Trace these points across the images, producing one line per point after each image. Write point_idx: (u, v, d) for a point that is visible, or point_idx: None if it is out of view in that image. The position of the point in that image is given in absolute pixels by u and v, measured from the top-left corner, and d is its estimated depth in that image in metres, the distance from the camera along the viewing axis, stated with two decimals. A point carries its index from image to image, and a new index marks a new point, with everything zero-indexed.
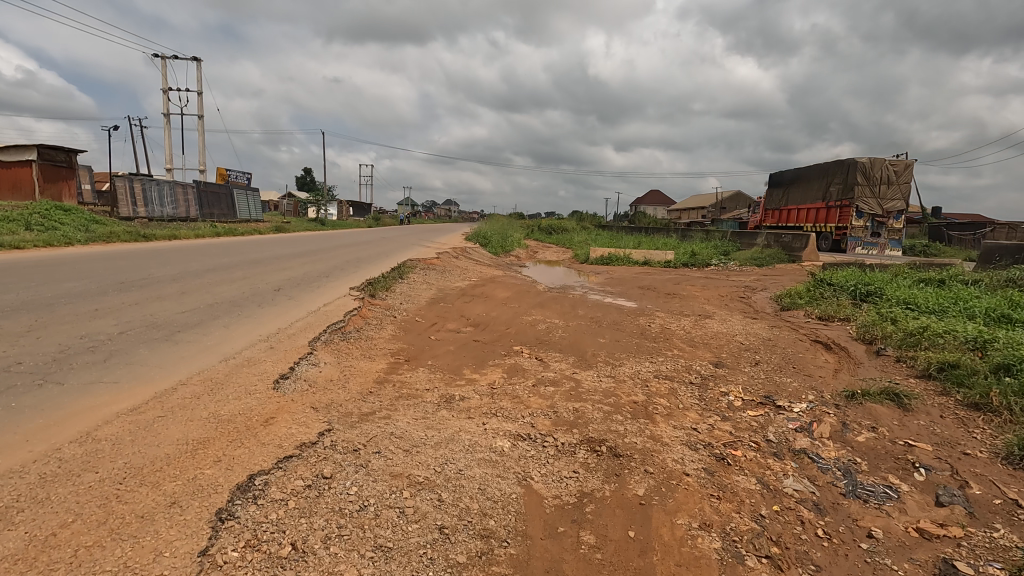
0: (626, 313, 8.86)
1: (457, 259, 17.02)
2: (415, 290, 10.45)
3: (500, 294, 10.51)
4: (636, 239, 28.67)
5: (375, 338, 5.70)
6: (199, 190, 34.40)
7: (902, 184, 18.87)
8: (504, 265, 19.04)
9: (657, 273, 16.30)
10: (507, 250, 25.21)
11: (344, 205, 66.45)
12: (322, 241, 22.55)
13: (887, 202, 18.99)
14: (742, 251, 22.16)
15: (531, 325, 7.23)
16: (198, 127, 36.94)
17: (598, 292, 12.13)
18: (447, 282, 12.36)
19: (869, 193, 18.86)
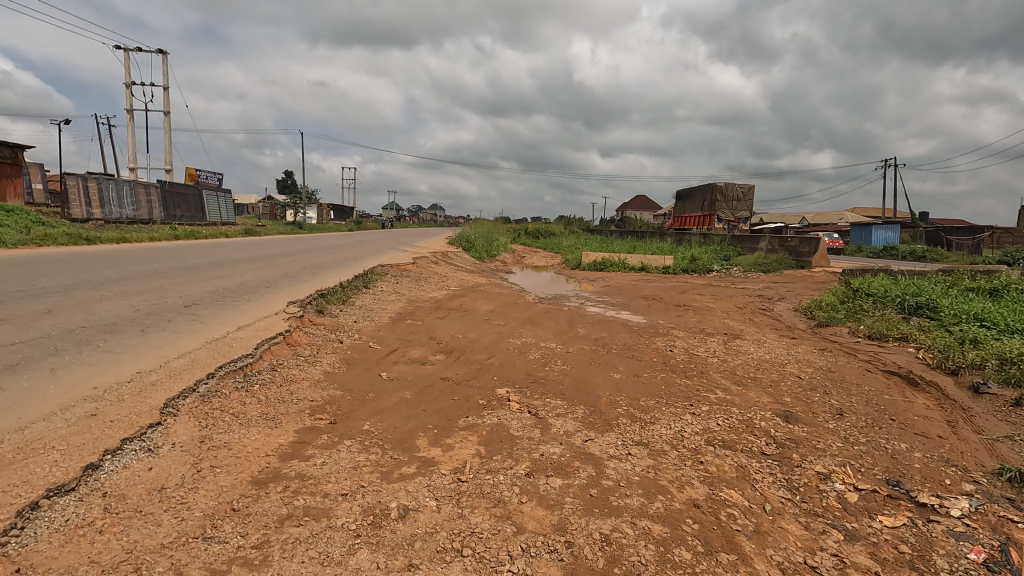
0: (637, 331, 7.26)
1: (436, 265, 15.29)
2: (379, 303, 8.67)
3: (482, 307, 8.80)
4: (630, 243, 27.19)
5: (295, 382, 3.93)
6: (164, 191, 32.26)
7: (749, 200, 27.15)
8: (489, 271, 17.38)
9: (658, 281, 14.75)
10: (493, 255, 23.53)
11: (325, 209, 64.40)
12: (291, 245, 20.76)
13: (733, 211, 27.58)
14: (744, 256, 20.73)
15: (520, 352, 5.56)
16: (165, 125, 34.88)
17: (598, 303, 10.49)
18: (421, 292, 10.62)
19: (725, 204, 26.60)
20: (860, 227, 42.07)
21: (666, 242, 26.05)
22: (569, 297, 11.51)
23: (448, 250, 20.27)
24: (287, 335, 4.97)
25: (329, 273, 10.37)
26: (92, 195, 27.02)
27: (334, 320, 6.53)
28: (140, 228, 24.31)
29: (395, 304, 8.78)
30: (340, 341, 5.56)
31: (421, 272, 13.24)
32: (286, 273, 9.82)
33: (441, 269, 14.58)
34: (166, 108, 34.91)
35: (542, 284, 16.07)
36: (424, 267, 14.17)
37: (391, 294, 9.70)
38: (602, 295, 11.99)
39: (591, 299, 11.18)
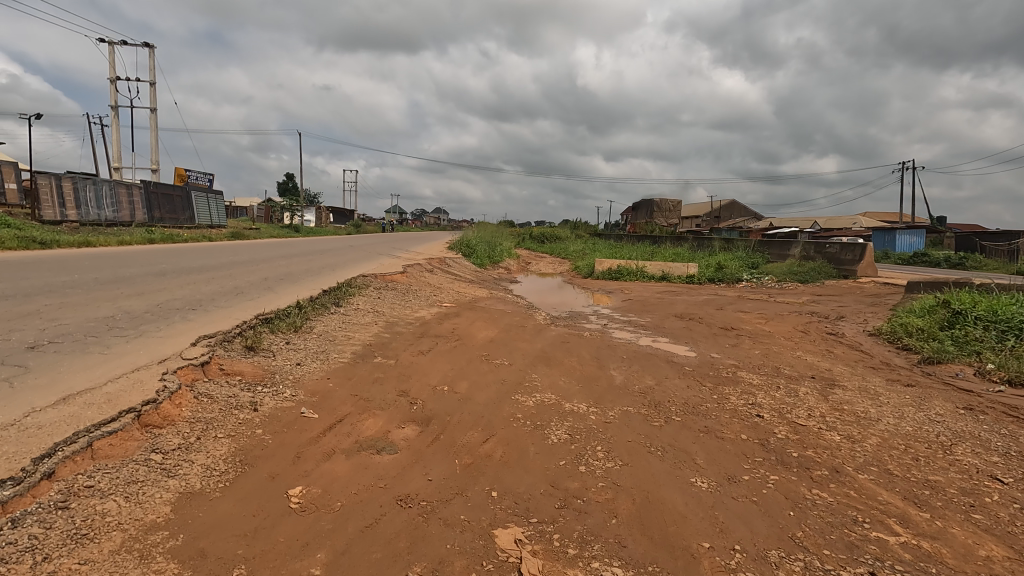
0: (695, 375, 5.24)
1: (430, 274, 13.32)
2: (345, 329, 6.67)
3: (480, 334, 6.81)
4: (643, 248, 25.28)
5: (87, 544, 1.93)
6: (147, 192, 30.45)
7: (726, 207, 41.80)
8: (492, 280, 15.46)
9: (686, 294, 12.78)
10: (495, 262, 21.55)
11: (323, 212, 62.80)
12: (272, 249, 18.88)
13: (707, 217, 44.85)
14: (773, 263, 18.80)
15: (535, 425, 3.57)
16: (151, 122, 33.18)
17: (624, 326, 8.49)
18: (407, 309, 8.68)
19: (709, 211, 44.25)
20: (882, 232, 39.96)
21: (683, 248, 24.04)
22: (587, 315, 9.53)
23: (446, 257, 18.29)
24: (149, 408, 2.97)
25: (292, 287, 8.41)
26: (66, 196, 25.17)
27: (264, 363, 4.54)
28: (114, 231, 22.46)
29: (368, 330, 6.80)
30: (254, 407, 3.56)
31: (410, 282, 11.27)
32: (233, 287, 7.83)
33: (434, 279, 12.60)
34: (153, 105, 33.14)
35: (552, 296, 14.12)
36: (415, 276, 12.19)
37: (366, 315, 7.72)
38: (621, 313, 10.01)
39: (614, 319, 9.20)
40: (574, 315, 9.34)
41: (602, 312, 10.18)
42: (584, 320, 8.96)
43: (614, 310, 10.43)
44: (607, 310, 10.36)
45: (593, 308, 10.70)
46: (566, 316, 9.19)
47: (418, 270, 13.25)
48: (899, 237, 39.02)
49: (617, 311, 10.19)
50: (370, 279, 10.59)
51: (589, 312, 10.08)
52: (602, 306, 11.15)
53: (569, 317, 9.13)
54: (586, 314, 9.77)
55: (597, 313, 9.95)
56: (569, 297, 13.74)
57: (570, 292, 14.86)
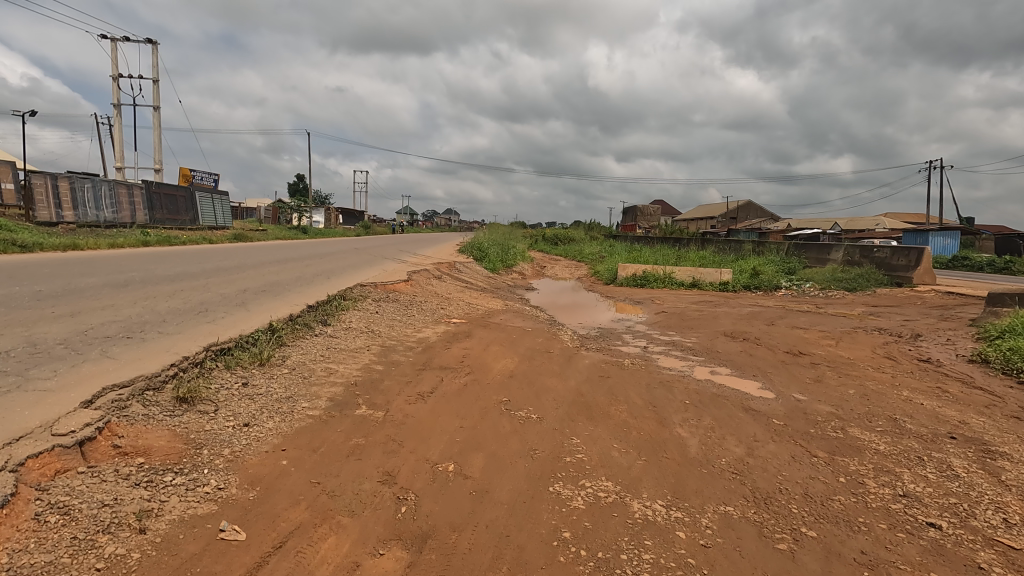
0: (793, 436, 3.81)
1: (437, 281, 11.98)
2: (326, 360, 5.32)
3: (496, 365, 5.43)
4: (666, 252, 23.80)
5: None
6: (149, 192, 29.57)
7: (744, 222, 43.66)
8: (506, 287, 14.12)
9: (725, 306, 11.35)
10: (509, 266, 20.20)
11: (334, 213, 62.08)
12: (272, 252, 17.74)
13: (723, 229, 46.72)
14: (813, 269, 17.25)
15: (594, 561, 2.19)
16: (155, 120, 32.33)
17: (668, 348, 7.07)
18: (408, 327, 7.35)
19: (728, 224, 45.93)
20: (913, 233, 38.00)
21: (710, 252, 22.49)
22: (621, 333, 8.12)
23: (456, 261, 16.98)
24: None
25: (273, 301, 7.10)
26: (63, 196, 24.31)
27: (192, 427, 3.19)
28: (110, 233, 21.52)
29: (357, 359, 5.45)
30: (140, 525, 2.22)
31: (415, 292, 9.93)
32: (199, 302, 6.54)
33: (442, 287, 11.27)
34: (157, 102, 32.27)
35: (574, 304, 12.73)
36: (421, 285, 10.84)
37: (356, 338, 6.38)
38: (659, 328, 8.60)
39: (653, 338, 7.79)
40: (605, 334, 7.97)
41: (636, 327, 8.77)
42: (619, 340, 7.57)
43: (650, 325, 9.00)
44: (641, 325, 8.95)
45: (624, 322, 9.30)
46: (597, 335, 7.81)
47: (424, 277, 11.92)
48: (932, 239, 37.06)
49: (654, 327, 8.78)
50: (368, 289, 9.26)
51: (622, 327, 8.68)
52: (633, 319, 9.72)
53: (599, 336, 7.74)
54: (619, 330, 8.39)
55: (631, 329, 8.55)
56: (593, 306, 12.34)
57: (593, 301, 13.47)
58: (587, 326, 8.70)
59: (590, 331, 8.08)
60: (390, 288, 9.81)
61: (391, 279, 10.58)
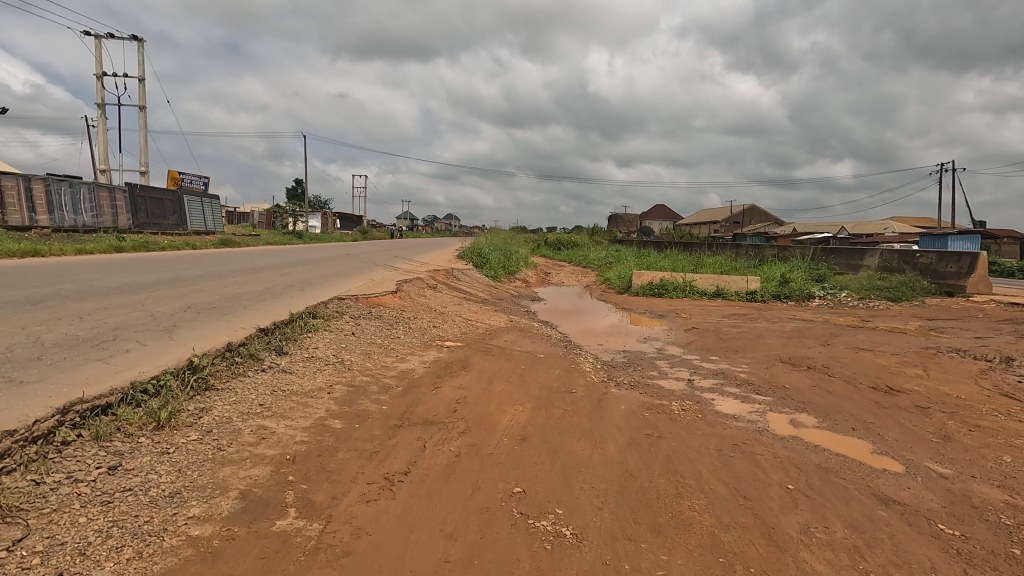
0: (997, 570, 2.31)
1: (431, 292, 10.49)
2: (262, 414, 3.78)
3: (501, 417, 3.91)
4: (679, 257, 22.37)
5: None
6: (133, 195, 28.23)
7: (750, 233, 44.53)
8: (510, 297, 12.65)
9: (762, 320, 9.88)
10: (511, 274, 18.69)
11: (331, 217, 60.75)
12: (254, 258, 16.29)
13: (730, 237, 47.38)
14: (844, 276, 15.76)
15: None
16: (141, 120, 31.00)
17: (719, 383, 5.54)
18: (389, 355, 5.84)
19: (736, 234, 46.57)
20: (931, 237, 36.50)
21: (726, 257, 20.96)
22: (654, 360, 6.59)
23: (453, 268, 15.46)
24: None
25: (214, 321, 5.56)
26: (37, 199, 22.91)
27: None
28: (85, 238, 20.12)
29: (308, 410, 3.93)
30: None
31: (404, 307, 8.41)
32: (111, 328, 5.02)
33: (436, 301, 9.73)
34: (142, 103, 30.94)
35: (587, 317, 11.22)
36: (411, 297, 9.34)
37: (316, 376, 4.85)
38: (697, 353, 7.07)
39: (694, 366, 6.27)
40: (636, 361, 6.45)
41: (668, 350, 7.26)
42: (654, 370, 6.04)
43: (683, 347, 7.48)
44: (674, 347, 7.43)
45: (652, 344, 7.78)
46: (626, 363, 6.29)
47: (417, 288, 10.42)
48: (951, 244, 35.56)
49: (691, 350, 7.25)
50: (346, 304, 7.74)
51: (651, 351, 7.16)
52: (661, 338, 8.20)
53: (629, 365, 6.20)
54: (649, 355, 6.86)
55: (662, 353, 7.03)
56: (610, 320, 10.82)
57: (607, 312, 11.96)
58: (610, 349, 7.18)
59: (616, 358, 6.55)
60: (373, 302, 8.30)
61: (375, 291, 9.05)
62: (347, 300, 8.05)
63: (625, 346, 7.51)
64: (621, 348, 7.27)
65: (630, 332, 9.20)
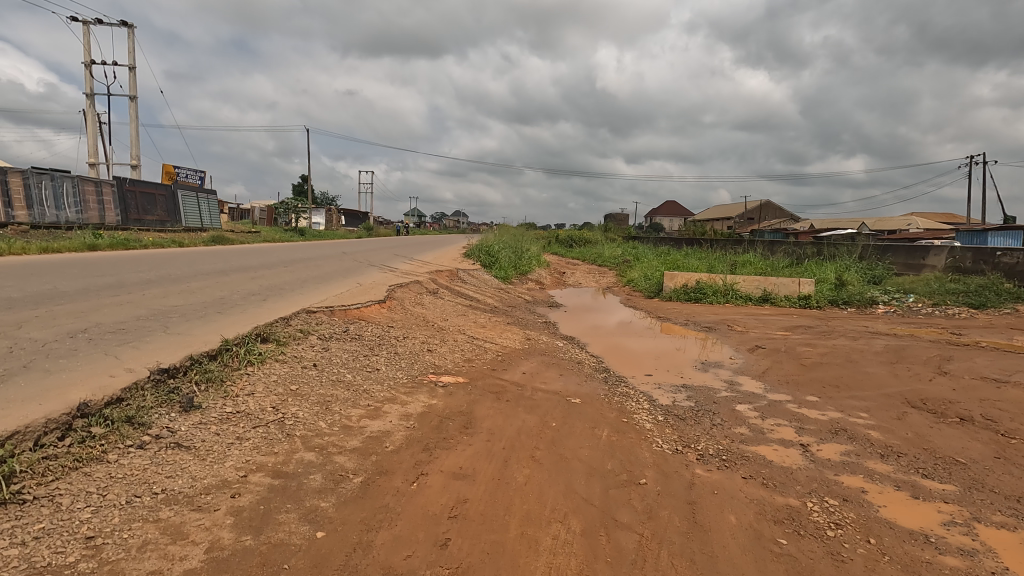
0: None
1: (429, 301, 8.67)
2: (69, 572, 1.97)
3: (531, 571, 2.10)
4: (707, 256, 20.44)
5: None
6: (121, 190, 26.65)
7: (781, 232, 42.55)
8: (523, 304, 10.81)
9: (838, 336, 7.98)
10: (523, 274, 16.83)
11: (336, 214, 59.24)
12: (236, 257, 14.58)
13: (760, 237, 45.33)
14: (904, 277, 13.80)
15: None
16: (132, 111, 29.45)
17: (851, 451, 3.66)
18: (356, 403, 4.02)
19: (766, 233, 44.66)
20: (969, 234, 34.22)
21: (760, 256, 18.99)
22: (729, 404, 4.72)
23: (458, 270, 13.61)
24: None
25: (94, 357, 3.75)
26: (14, 193, 21.29)
27: None
28: (61, 235, 18.47)
29: (169, 553, 2.12)
30: None
31: (390, 323, 6.59)
32: None
33: (434, 312, 7.90)
34: (133, 93, 29.38)
35: (617, 328, 9.35)
36: (402, 309, 7.53)
37: (227, 453, 3.03)
38: (783, 390, 5.19)
39: (794, 417, 4.38)
40: (706, 407, 4.59)
41: (741, 384, 5.38)
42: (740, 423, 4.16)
43: (759, 379, 5.60)
44: (747, 380, 5.55)
45: (714, 372, 5.90)
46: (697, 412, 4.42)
47: (411, 297, 8.60)
48: (991, 241, 33.27)
49: (772, 385, 5.35)
50: (312, 323, 5.93)
51: (720, 387, 5.28)
52: (723, 364, 6.33)
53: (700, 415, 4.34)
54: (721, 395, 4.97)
55: (736, 390, 5.15)
56: (645, 333, 8.94)
57: (639, 322, 10.09)
58: (663, 384, 5.32)
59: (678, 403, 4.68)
60: (351, 317, 6.49)
61: (357, 300, 7.22)
62: (317, 315, 6.23)
63: (681, 379, 5.62)
64: (677, 382, 5.41)
65: (677, 351, 7.32)
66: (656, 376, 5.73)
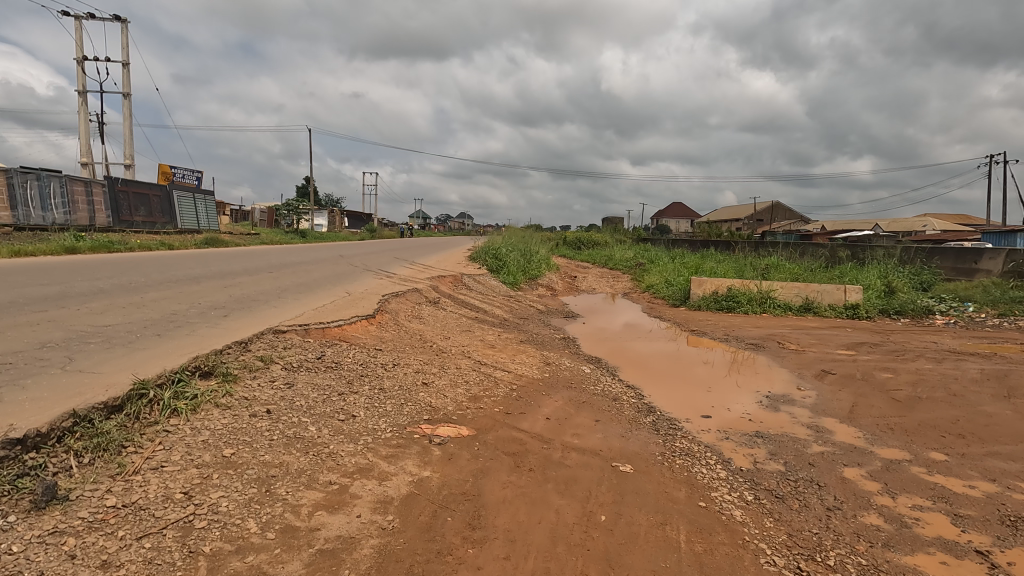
0: None
1: (428, 316, 7.43)
2: None
3: None
4: (728, 259, 19.11)
5: None
6: (112, 190, 25.60)
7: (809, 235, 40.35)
8: (536, 314, 9.56)
9: (914, 357, 6.69)
10: (532, 279, 15.55)
11: (339, 215, 58.21)
12: (222, 261, 13.44)
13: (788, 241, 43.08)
14: (955, 284, 12.45)
15: None
16: (126, 109, 28.46)
17: None
18: (313, 478, 2.79)
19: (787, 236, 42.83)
20: (996, 236, 32.72)
21: (787, 260, 17.66)
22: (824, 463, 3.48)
23: (463, 275, 12.38)
24: None
25: None
26: None
27: None
28: (40, 237, 17.32)
29: None
30: None
31: (378, 346, 5.34)
32: None
33: (434, 330, 6.64)
34: (127, 90, 28.39)
35: (636, 338, 8.46)
36: (395, 326, 6.28)
37: None
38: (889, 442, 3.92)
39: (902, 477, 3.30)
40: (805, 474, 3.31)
41: (798, 416, 4.49)
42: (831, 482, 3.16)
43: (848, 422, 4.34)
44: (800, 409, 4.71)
45: (760, 402, 5.03)
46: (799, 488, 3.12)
47: (407, 310, 7.37)
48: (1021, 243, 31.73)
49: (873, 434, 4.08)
50: (275, 350, 4.68)
51: (772, 420, 4.41)
52: (766, 389, 5.45)
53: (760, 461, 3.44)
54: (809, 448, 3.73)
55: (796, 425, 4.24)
56: (668, 345, 8.06)
57: (660, 331, 9.22)
58: (705, 418, 4.43)
59: (763, 466, 3.40)
60: (327, 340, 5.22)
61: (339, 315, 5.97)
62: (283, 339, 4.98)
63: (724, 410, 4.73)
64: (718, 415, 4.53)
65: (708, 368, 6.45)
66: (692, 405, 4.86)
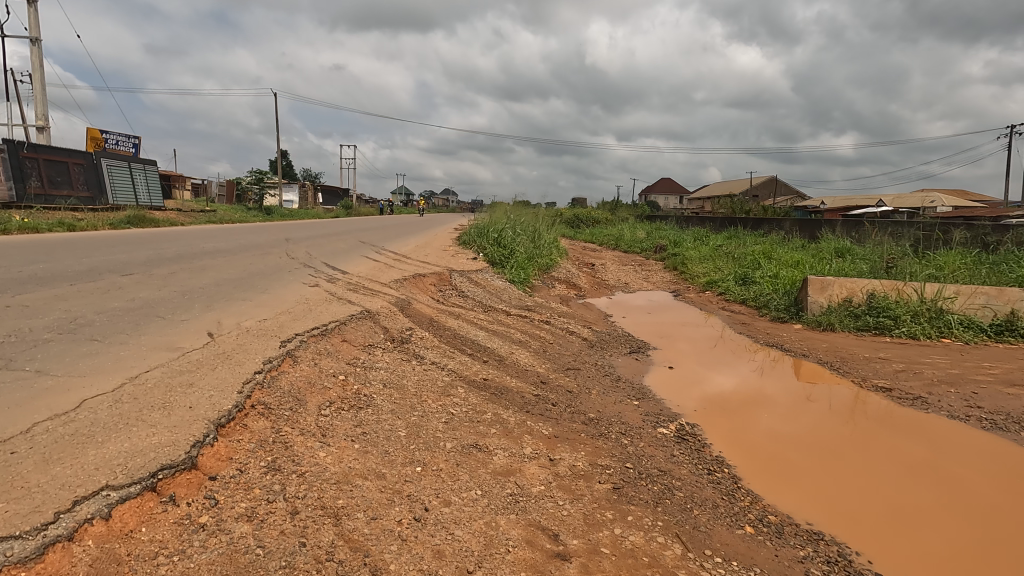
0: None
1: (378, 406, 3.17)
2: None
3: None
4: (789, 244, 15.03)
5: None
6: (15, 156, 20.60)
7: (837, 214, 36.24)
8: (583, 352, 5.39)
9: None
10: (544, 273, 11.37)
11: (312, 192, 53.18)
12: (94, 246, 9.02)
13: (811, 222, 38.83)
14: None
15: None
16: (35, 58, 23.25)
17: None
18: None
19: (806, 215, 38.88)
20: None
21: (871, 243, 13.57)
22: (867, 477, 3.11)
23: (452, 273, 8.12)
24: None
25: None
26: None
27: None
28: None
29: None
30: None
31: None
32: None
33: (383, 481, 2.35)
34: (35, 33, 23.20)
35: (627, 316, 8.30)
36: (253, 499, 2.00)
37: None
38: (923, 446, 3.61)
39: (924, 470, 3.23)
40: (898, 519, 2.64)
41: (777, 394, 4.69)
42: (830, 466, 3.24)
43: (951, 457, 3.44)
44: (774, 386, 4.99)
45: (755, 391, 4.76)
46: (879, 520, 2.63)
47: (328, 397, 3.10)
48: None
49: (999, 481, 3.10)
50: None
51: (754, 400, 4.50)
52: (772, 386, 4.96)
53: (742, 432, 3.73)
54: (881, 475, 3.14)
55: (775, 403, 4.42)
56: (656, 322, 7.91)
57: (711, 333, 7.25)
58: (691, 397, 4.45)
59: (869, 542, 2.42)
60: None
61: (20, 502, 1.66)
62: None
63: (730, 409, 4.21)
64: (702, 389, 4.66)
65: (718, 359, 5.82)
66: (671, 377, 5.03)
